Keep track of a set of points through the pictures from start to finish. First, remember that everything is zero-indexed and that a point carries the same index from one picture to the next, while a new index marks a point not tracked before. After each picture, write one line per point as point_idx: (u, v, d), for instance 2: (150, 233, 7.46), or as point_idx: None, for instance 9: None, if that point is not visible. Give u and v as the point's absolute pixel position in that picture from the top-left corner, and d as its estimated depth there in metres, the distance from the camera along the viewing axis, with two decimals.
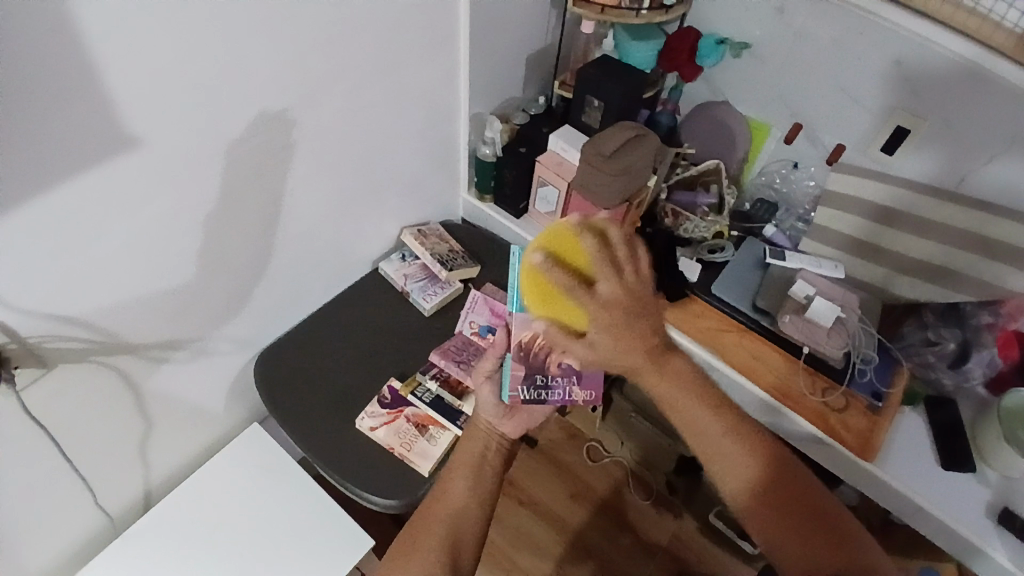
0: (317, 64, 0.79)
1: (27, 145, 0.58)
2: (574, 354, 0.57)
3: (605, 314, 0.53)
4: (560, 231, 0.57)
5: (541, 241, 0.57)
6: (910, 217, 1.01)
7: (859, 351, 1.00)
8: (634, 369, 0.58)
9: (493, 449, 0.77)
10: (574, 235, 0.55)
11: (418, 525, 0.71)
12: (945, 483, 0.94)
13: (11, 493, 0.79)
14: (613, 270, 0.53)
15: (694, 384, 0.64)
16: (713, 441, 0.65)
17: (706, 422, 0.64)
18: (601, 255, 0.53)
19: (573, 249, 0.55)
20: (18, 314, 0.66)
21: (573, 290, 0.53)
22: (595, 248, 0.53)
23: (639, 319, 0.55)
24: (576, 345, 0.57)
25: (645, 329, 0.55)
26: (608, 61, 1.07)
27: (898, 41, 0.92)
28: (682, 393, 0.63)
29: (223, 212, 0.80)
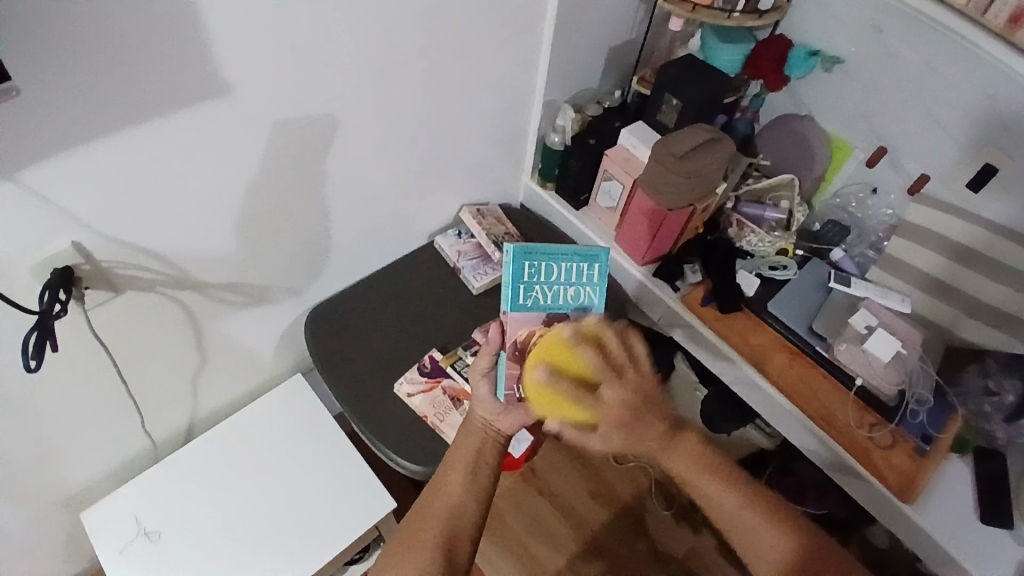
0: (405, 34, 0.80)
1: (121, 82, 0.61)
2: (590, 446, 0.69)
3: (613, 413, 0.66)
4: (554, 340, 0.67)
5: (538, 354, 0.67)
6: (988, 260, 0.95)
7: (913, 390, 0.96)
8: (646, 451, 0.70)
9: (490, 443, 0.78)
10: (568, 346, 0.66)
11: (415, 520, 0.73)
12: (983, 540, 0.89)
13: (69, 406, 0.85)
14: (614, 374, 0.66)
15: (707, 457, 0.71)
16: (744, 522, 0.68)
17: (723, 490, 0.70)
18: (601, 363, 0.66)
19: (570, 359, 0.66)
20: (97, 238, 0.71)
21: (582, 399, 0.65)
22: (594, 356, 0.66)
23: (643, 411, 0.67)
24: (593, 438, 0.68)
25: (647, 414, 0.68)
26: (692, 60, 1.05)
27: (997, 76, 0.87)
28: (692, 465, 0.71)
29: (294, 167, 0.83)
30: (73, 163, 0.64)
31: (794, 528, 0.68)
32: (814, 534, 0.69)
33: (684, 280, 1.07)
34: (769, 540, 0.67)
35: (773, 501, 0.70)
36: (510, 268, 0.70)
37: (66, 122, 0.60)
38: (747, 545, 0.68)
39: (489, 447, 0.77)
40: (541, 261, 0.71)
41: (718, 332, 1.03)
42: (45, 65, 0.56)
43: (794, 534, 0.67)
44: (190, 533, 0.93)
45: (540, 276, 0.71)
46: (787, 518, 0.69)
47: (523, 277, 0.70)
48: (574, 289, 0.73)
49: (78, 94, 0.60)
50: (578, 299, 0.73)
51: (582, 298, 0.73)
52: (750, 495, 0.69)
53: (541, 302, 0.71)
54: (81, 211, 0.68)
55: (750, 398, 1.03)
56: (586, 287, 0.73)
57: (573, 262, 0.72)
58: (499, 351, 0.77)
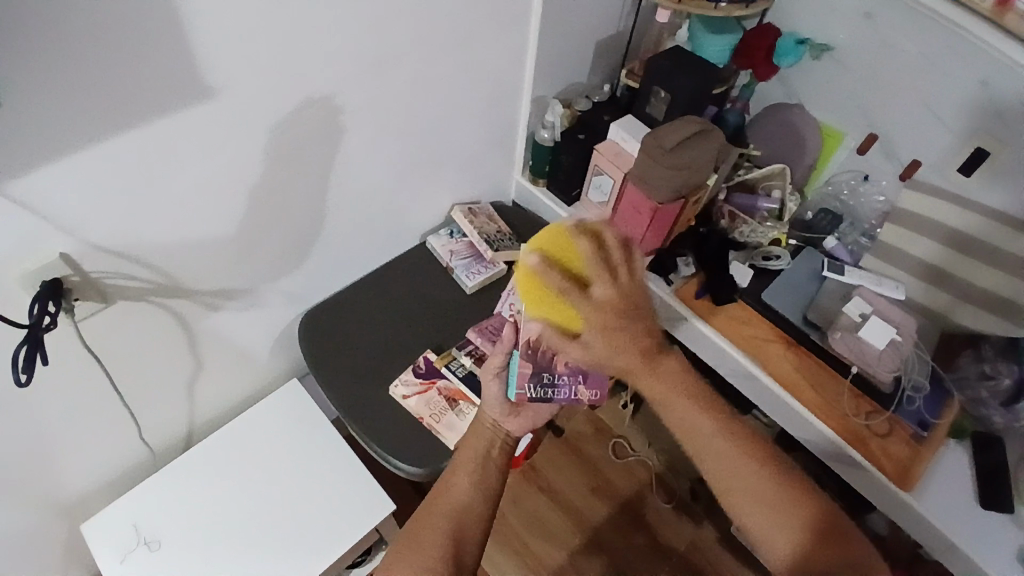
0: (388, 35, 0.80)
1: (102, 91, 0.61)
2: (567, 352, 0.60)
3: (601, 315, 0.56)
4: (554, 233, 0.58)
5: (535, 242, 0.59)
6: (982, 245, 0.95)
7: (909, 377, 0.96)
8: (626, 367, 0.61)
9: (497, 442, 0.79)
10: (568, 239, 0.57)
11: (420, 519, 0.72)
12: (981, 524, 0.89)
13: (65, 417, 0.85)
14: (608, 271, 0.57)
15: (683, 380, 0.65)
16: (723, 463, 0.66)
17: (695, 418, 0.66)
18: (597, 257, 0.56)
19: (568, 249, 0.57)
20: (85, 248, 0.70)
21: (569, 293, 0.56)
22: (590, 249, 0.56)
23: (631, 319, 0.58)
24: (572, 346, 0.59)
25: (637, 327, 0.59)
26: (680, 51, 1.05)
27: (985, 61, 0.87)
28: (674, 389, 0.65)
29: (283, 172, 0.83)
30: (58, 173, 0.63)
31: (772, 475, 0.66)
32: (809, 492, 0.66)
33: (677, 273, 1.07)
34: (750, 490, 0.65)
35: (752, 444, 0.67)
36: None
37: (48, 132, 0.60)
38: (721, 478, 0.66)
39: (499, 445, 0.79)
40: None
41: (712, 324, 1.03)
42: (25, 77, 0.56)
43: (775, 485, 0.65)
44: (191, 539, 0.93)
45: None
46: (755, 449, 0.66)
47: None
48: None
49: (60, 102, 0.59)
50: None
51: None
52: (724, 424, 0.67)
53: None
54: (68, 221, 0.67)
55: (747, 389, 1.03)
56: None
57: None
58: (514, 348, 0.75)
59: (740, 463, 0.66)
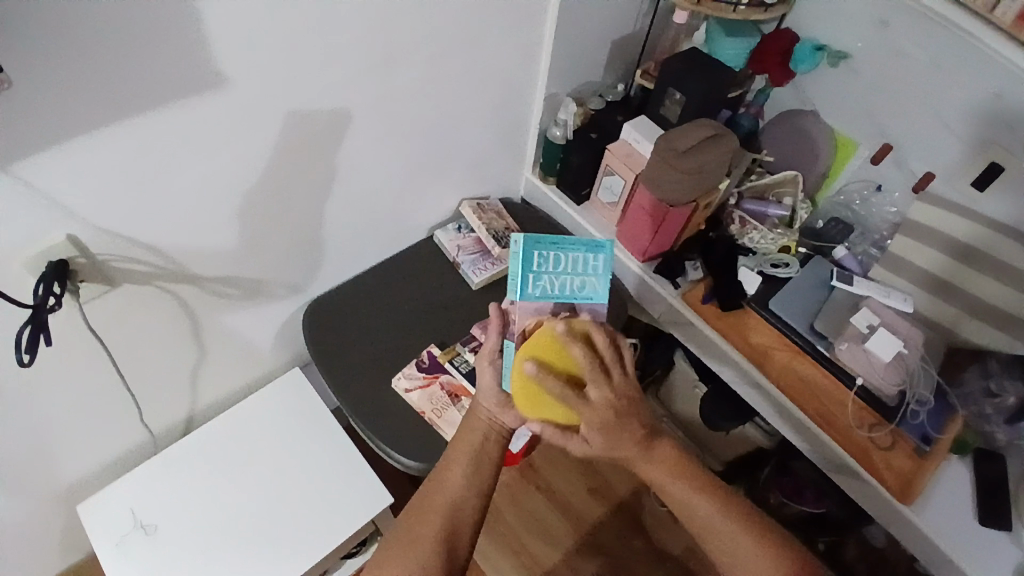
0: (403, 25, 0.79)
1: (112, 76, 0.60)
2: (570, 447, 0.70)
3: (600, 416, 0.66)
4: (544, 336, 0.67)
5: (530, 348, 0.67)
6: (991, 260, 0.94)
7: (914, 390, 0.95)
8: (624, 455, 0.69)
9: (494, 428, 0.76)
10: (562, 343, 0.66)
11: (413, 514, 0.72)
12: (980, 539, 0.89)
13: (65, 399, 0.84)
14: (603, 377, 0.66)
15: (677, 462, 0.71)
16: (723, 542, 0.67)
17: (691, 496, 0.69)
18: (592, 362, 0.65)
19: (561, 356, 0.67)
20: (91, 231, 0.70)
21: (568, 397, 0.65)
22: (584, 356, 0.65)
23: (625, 416, 0.67)
24: (574, 440, 0.69)
25: (633, 421, 0.67)
26: (697, 54, 1.04)
27: (1003, 74, 0.86)
28: (669, 473, 0.70)
29: (293, 160, 0.82)
30: (67, 154, 0.63)
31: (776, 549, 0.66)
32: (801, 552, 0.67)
33: (685, 277, 1.06)
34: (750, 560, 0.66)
35: (747, 512, 0.68)
36: (520, 256, 0.67)
37: (58, 115, 0.59)
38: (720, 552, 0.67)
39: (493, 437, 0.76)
40: (550, 251, 0.68)
41: (717, 330, 1.02)
42: (38, 59, 0.55)
43: (772, 547, 0.66)
44: (188, 526, 0.93)
45: (549, 265, 0.68)
46: (758, 527, 0.67)
47: (532, 267, 0.68)
48: (581, 281, 0.69)
49: (72, 83, 0.58)
50: (586, 291, 0.70)
51: (588, 290, 0.70)
52: (722, 502, 0.69)
53: (548, 292, 0.68)
54: (75, 204, 0.67)
55: (750, 396, 1.03)
56: (592, 280, 0.69)
57: (580, 251, 0.69)
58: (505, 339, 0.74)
59: (742, 535, 0.67)
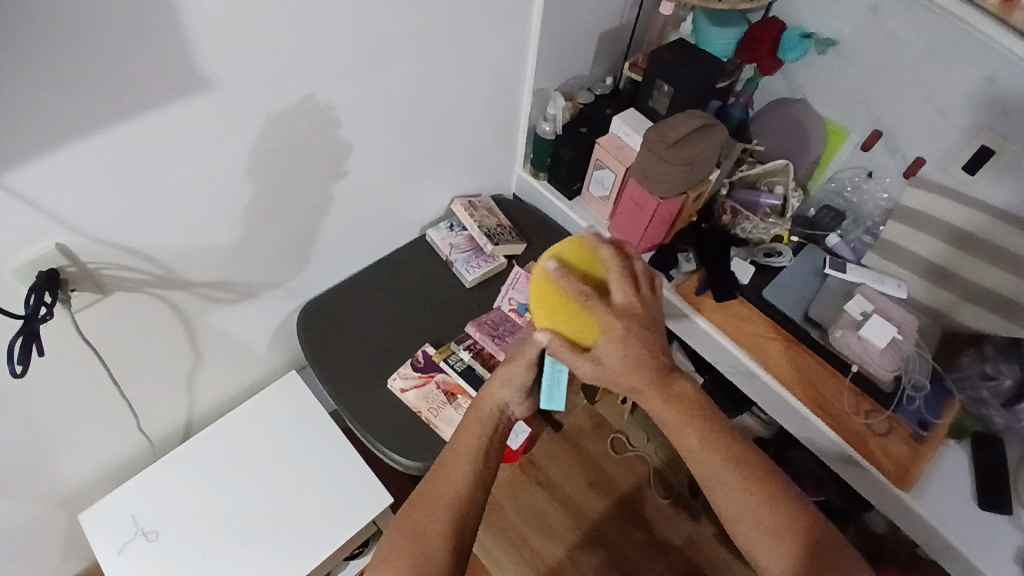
0: (388, 25, 0.78)
1: (95, 84, 0.60)
2: (578, 368, 0.61)
3: (620, 322, 0.59)
4: (574, 244, 0.65)
5: (557, 251, 0.65)
6: (985, 243, 0.94)
7: (910, 376, 0.95)
8: (635, 388, 0.61)
9: (501, 418, 0.77)
10: (591, 249, 0.64)
11: (417, 508, 0.69)
12: (978, 523, 0.89)
13: (62, 407, 0.85)
14: (630, 283, 0.61)
15: (697, 407, 0.63)
16: (731, 499, 0.62)
17: (707, 446, 0.62)
18: (622, 267, 0.61)
19: (586, 261, 0.64)
20: (81, 239, 0.70)
21: (590, 299, 0.60)
22: (613, 258, 0.62)
23: (646, 329, 0.60)
24: (583, 359, 0.61)
25: (653, 340, 0.61)
26: (685, 44, 1.03)
27: (993, 57, 0.86)
28: (685, 417, 0.62)
29: (282, 163, 0.82)
30: (54, 164, 0.63)
31: (787, 510, 0.61)
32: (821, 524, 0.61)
33: (678, 269, 1.06)
34: (759, 518, 0.61)
35: (762, 470, 0.63)
36: None
37: (42, 124, 0.59)
38: (731, 513, 0.61)
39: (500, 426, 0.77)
40: None
41: (712, 321, 1.02)
42: (20, 69, 0.55)
43: (781, 504, 0.61)
44: (188, 531, 0.93)
45: None
46: (778, 490, 0.62)
47: None
48: None
49: (55, 92, 0.58)
50: None
51: None
52: (742, 461, 0.62)
53: None
54: (63, 213, 0.67)
55: (747, 386, 1.03)
56: None
57: None
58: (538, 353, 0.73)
59: (757, 498, 0.61)
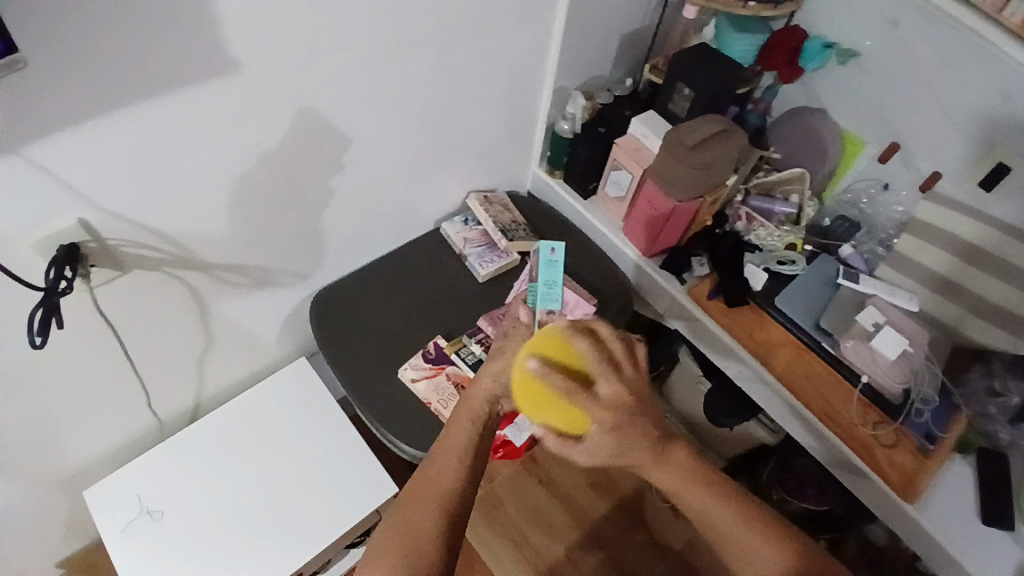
0: (415, 15, 0.79)
1: (124, 60, 0.61)
2: (573, 457, 0.60)
3: (610, 414, 0.58)
4: (547, 334, 0.61)
5: (532, 346, 0.61)
6: (998, 260, 0.94)
7: (919, 389, 0.96)
8: (637, 461, 0.62)
9: (491, 415, 0.74)
10: (566, 339, 0.60)
11: (405, 508, 0.69)
12: (981, 538, 0.89)
13: (72, 384, 0.85)
14: (612, 370, 0.59)
15: (695, 468, 0.64)
16: (741, 553, 0.63)
17: (709, 503, 0.64)
18: (601, 359, 0.59)
19: (566, 353, 0.60)
20: (102, 215, 0.70)
21: (575, 395, 0.57)
22: (590, 350, 0.59)
23: (638, 414, 0.59)
24: (576, 449, 0.59)
25: (645, 424, 0.60)
26: (706, 49, 1.04)
27: (1014, 74, 0.86)
28: (687, 480, 0.64)
29: (303, 149, 0.82)
30: (80, 138, 0.63)
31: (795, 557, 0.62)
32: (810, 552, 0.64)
33: (691, 272, 1.07)
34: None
35: (766, 515, 0.64)
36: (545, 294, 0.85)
37: (71, 98, 0.60)
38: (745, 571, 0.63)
39: (489, 424, 0.74)
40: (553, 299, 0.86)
41: (723, 326, 1.03)
42: (53, 42, 0.56)
43: (789, 549, 0.63)
44: (193, 513, 0.93)
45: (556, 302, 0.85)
46: (781, 534, 0.63)
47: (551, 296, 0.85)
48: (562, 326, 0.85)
49: (85, 68, 0.59)
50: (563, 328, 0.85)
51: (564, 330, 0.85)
52: (745, 512, 0.64)
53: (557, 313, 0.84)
54: (86, 189, 0.67)
55: (754, 392, 1.03)
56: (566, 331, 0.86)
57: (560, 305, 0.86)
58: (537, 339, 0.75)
59: (762, 545, 0.63)
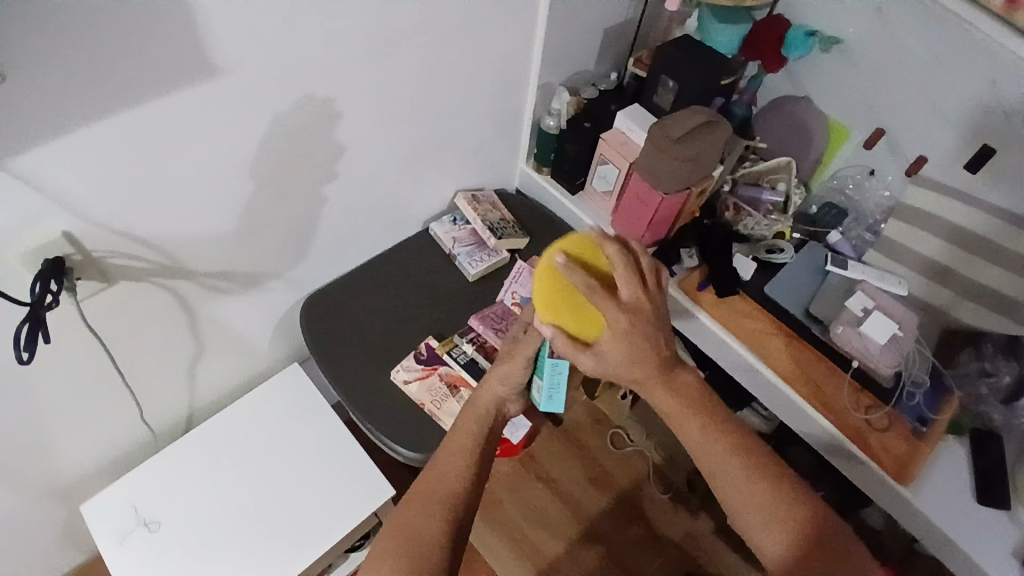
0: (396, 16, 0.79)
1: (102, 73, 0.60)
2: (578, 362, 0.61)
3: (623, 317, 0.57)
4: (580, 240, 0.63)
5: (563, 245, 0.63)
6: (984, 242, 0.94)
7: (909, 371, 0.96)
8: (641, 376, 0.61)
9: (498, 417, 0.78)
10: (595, 245, 0.62)
11: (411, 504, 0.68)
12: (975, 519, 0.90)
13: (64, 397, 0.84)
14: (635, 278, 0.58)
15: (697, 397, 0.64)
16: (733, 485, 0.62)
17: (705, 434, 0.63)
18: (625, 260, 0.58)
19: (593, 257, 0.61)
20: (87, 226, 0.70)
21: (593, 292, 0.57)
22: (618, 251, 0.58)
23: (652, 326, 0.58)
24: (581, 353, 0.61)
25: (656, 335, 0.59)
26: (689, 41, 1.04)
27: (996, 57, 0.87)
28: (688, 406, 0.63)
29: (287, 153, 0.82)
30: (63, 149, 0.63)
31: (785, 491, 0.61)
32: (808, 502, 0.62)
33: (680, 265, 1.06)
34: (760, 503, 0.61)
35: (760, 453, 0.64)
36: None
37: (49, 110, 0.59)
38: (731, 498, 0.62)
39: (496, 426, 0.77)
40: None
41: (714, 317, 1.03)
42: (29, 56, 0.55)
43: (784, 492, 0.61)
44: (189, 521, 0.93)
45: None
46: (775, 472, 0.62)
47: None
48: None
49: (61, 80, 0.58)
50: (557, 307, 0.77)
51: None
52: (739, 447, 0.63)
53: None
54: (69, 201, 0.67)
55: (748, 382, 1.04)
56: None
57: None
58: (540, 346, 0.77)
59: (755, 476, 0.62)
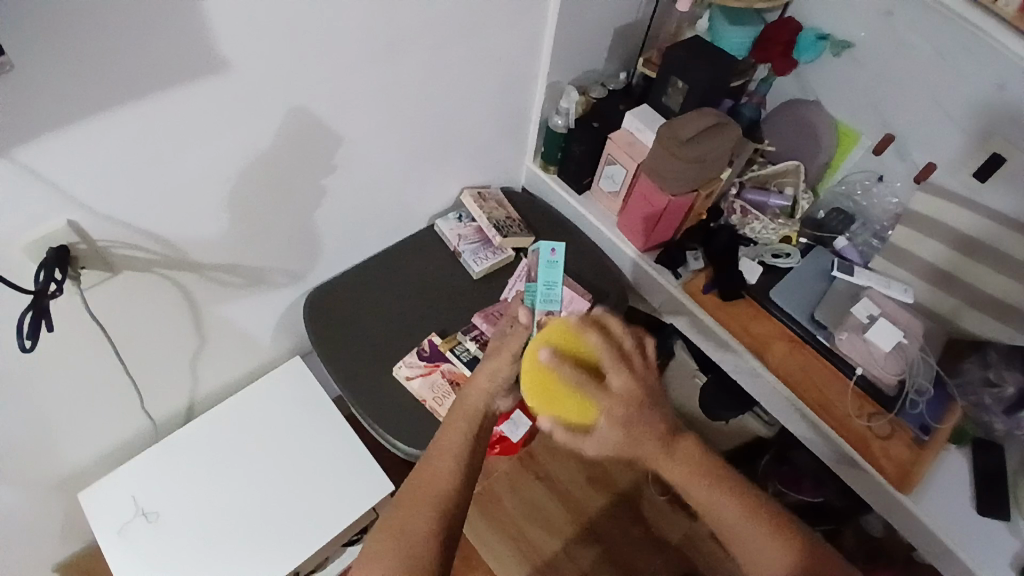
0: (404, 12, 0.78)
1: (110, 63, 0.60)
2: (582, 449, 0.61)
3: (618, 405, 0.59)
4: (560, 326, 0.62)
5: (544, 336, 0.62)
6: (992, 250, 0.93)
7: (913, 380, 0.95)
8: (646, 456, 0.63)
9: (487, 414, 0.74)
10: (577, 332, 0.62)
11: (404, 505, 0.68)
12: (976, 528, 0.90)
13: (65, 388, 0.84)
14: (622, 364, 0.61)
15: (700, 462, 0.65)
16: (749, 543, 0.64)
17: (717, 499, 0.64)
18: (609, 348, 0.61)
19: (577, 344, 0.61)
20: (92, 218, 0.70)
21: (586, 384, 0.59)
22: (601, 342, 0.61)
23: (646, 407, 0.61)
24: (585, 440, 0.60)
25: (654, 416, 0.61)
26: (699, 42, 1.03)
27: (1007, 65, 0.86)
28: (693, 471, 0.64)
29: (293, 147, 0.82)
30: (70, 141, 0.63)
31: (795, 541, 0.64)
32: (813, 544, 0.64)
33: (686, 267, 1.06)
34: (771, 557, 0.63)
35: (769, 506, 0.65)
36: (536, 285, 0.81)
37: (57, 101, 0.59)
38: (747, 556, 0.64)
39: (486, 423, 0.74)
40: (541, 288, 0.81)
41: (718, 320, 1.02)
42: (37, 45, 0.55)
43: (794, 546, 0.63)
44: (189, 513, 0.93)
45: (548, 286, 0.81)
46: (785, 524, 0.64)
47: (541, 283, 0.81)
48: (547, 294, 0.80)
49: (69, 71, 0.58)
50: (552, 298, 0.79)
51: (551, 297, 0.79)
52: (752, 510, 0.64)
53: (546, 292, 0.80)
54: (74, 192, 0.66)
55: (751, 386, 1.03)
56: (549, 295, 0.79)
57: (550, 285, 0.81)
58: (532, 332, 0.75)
59: (764, 534, 0.64)
